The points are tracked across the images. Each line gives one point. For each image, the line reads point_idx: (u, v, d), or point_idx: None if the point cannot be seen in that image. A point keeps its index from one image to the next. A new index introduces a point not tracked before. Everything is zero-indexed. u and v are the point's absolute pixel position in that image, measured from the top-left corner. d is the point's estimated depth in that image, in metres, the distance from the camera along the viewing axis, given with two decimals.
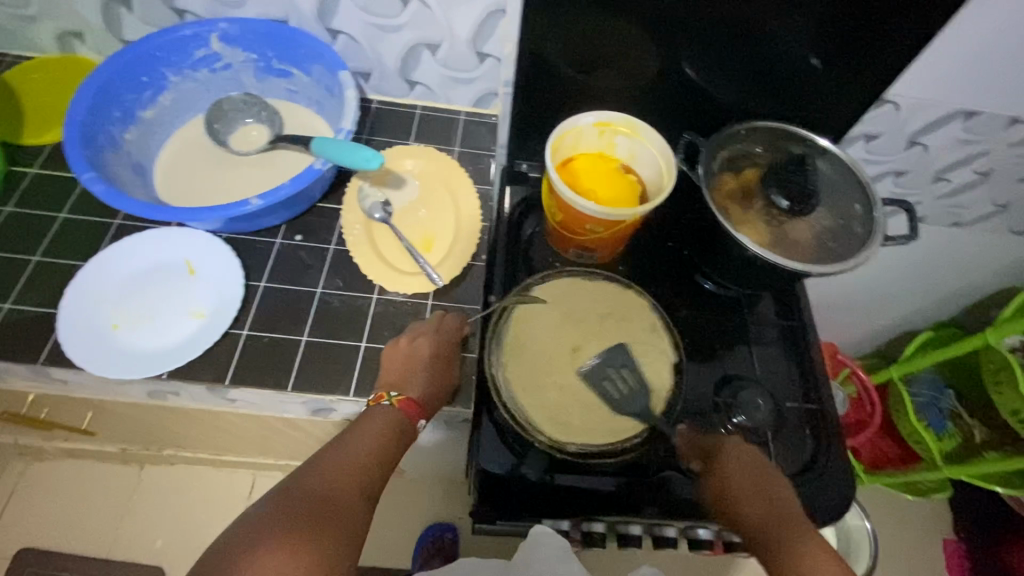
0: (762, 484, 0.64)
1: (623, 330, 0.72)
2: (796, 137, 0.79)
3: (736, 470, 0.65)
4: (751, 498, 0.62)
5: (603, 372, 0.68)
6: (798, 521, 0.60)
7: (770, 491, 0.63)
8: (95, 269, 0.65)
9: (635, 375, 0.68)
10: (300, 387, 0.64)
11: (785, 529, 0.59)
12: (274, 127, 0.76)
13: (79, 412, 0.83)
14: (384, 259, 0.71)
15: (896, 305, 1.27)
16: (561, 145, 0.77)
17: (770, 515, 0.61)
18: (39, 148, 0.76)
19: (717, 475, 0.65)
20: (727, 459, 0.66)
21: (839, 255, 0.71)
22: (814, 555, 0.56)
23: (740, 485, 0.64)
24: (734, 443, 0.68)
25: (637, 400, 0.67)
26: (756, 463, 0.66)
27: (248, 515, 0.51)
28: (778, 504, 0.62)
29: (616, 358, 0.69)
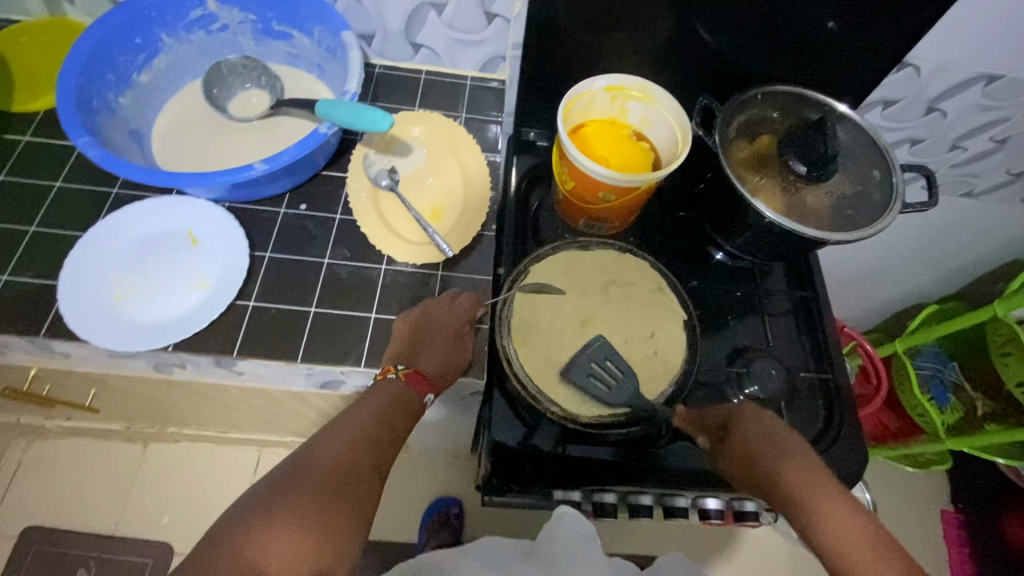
0: (785, 445, 0.62)
1: (632, 299, 0.71)
2: (814, 102, 0.76)
3: (759, 434, 0.63)
4: (779, 458, 0.61)
5: (587, 368, 0.65)
6: (828, 480, 0.59)
7: (794, 450, 0.62)
8: (95, 241, 0.63)
9: (647, 348, 0.69)
10: (309, 359, 0.63)
11: (817, 489, 0.58)
12: (275, 92, 0.74)
13: (82, 388, 0.82)
14: (392, 228, 0.69)
15: (904, 278, 1.26)
16: (571, 111, 0.74)
17: (801, 477, 0.59)
18: (30, 116, 0.73)
19: (738, 444, 0.63)
20: (747, 424, 0.64)
21: (857, 223, 0.69)
22: (848, 517, 0.56)
23: (764, 446, 0.62)
24: (753, 410, 0.66)
25: (627, 389, 0.64)
26: (774, 426, 0.64)
27: (254, 491, 0.52)
28: (807, 462, 0.60)
29: (597, 352, 0.65)
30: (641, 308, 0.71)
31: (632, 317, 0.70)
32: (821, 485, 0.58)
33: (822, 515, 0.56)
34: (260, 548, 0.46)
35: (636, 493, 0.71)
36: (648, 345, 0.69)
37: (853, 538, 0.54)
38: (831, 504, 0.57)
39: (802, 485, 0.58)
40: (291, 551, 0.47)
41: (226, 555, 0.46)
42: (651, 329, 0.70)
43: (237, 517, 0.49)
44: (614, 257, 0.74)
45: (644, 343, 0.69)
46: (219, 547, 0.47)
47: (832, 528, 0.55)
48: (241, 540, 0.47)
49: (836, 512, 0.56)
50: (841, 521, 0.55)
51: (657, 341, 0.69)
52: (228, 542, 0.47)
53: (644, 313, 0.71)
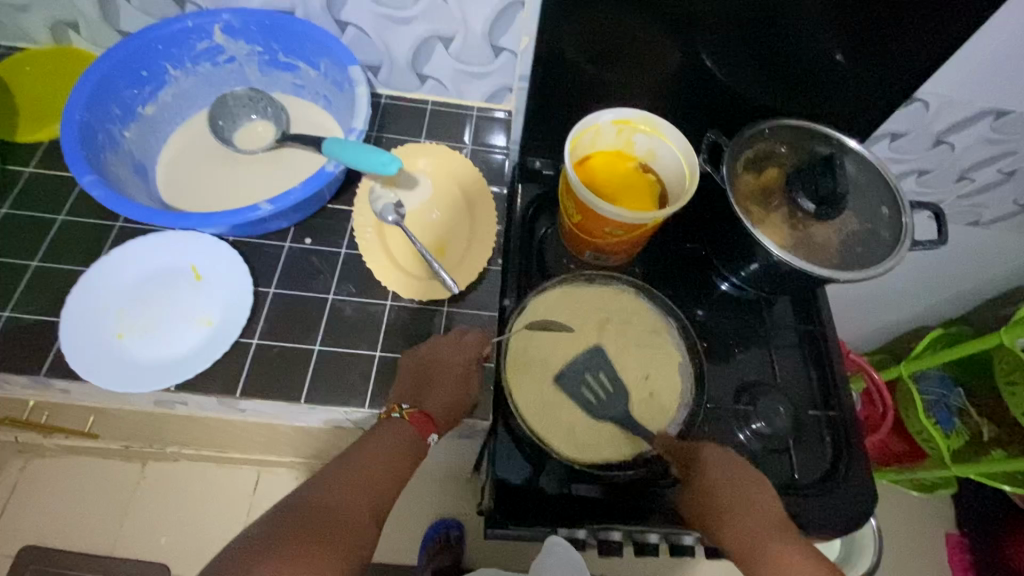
0: (742, 495, 0.63)
1: (625, 337, 0.71)
2: (822, 137, 0.76)
3: (716, 480, 0.64)
4: (734, 507, 0.62)
5: (581, 377, 0.67)
6: (782, 530, 0.60)
7: (750, 498, 0.63)
8: (97, 275, 0.63)
9: (642, 389, 0.68)
10: (312, 399, 0.62)
11: (768, 540, 0.59)
12: (281, 123, 0.73)
13: (81, 416, 0.80)
14: (396, 263, 0.68)
15: (909, 303, 1.26)
16: (578, 144, 0.74)
17: (751, 527, 0.61)
18: (34, 147, 0.72)
19: (699, 487, 0.64)
20: (708, 467, 0.64)
21: (865, 262, 0.69)
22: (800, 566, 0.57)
23: (722, 491, 0.63)
24: (711, 451, 0.65)
25: (613, 406, 0.66)
26: (736, 470, 0.65)
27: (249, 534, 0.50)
28: (763, 513, 0.62)
29: (579, 367, 0.67)
30: (641, 350, 0.70)
31: (629, 357, 0.70)
32: (771, 537, 0.60)
33: (777, 563, 0.58)
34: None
35: (642, 532, 0.67)
36: (644, 386, 0.68)
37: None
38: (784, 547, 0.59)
39: (757, 541, 0.60)
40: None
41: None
42: (645, 371, 0.69)
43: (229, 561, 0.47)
44: (604, 294, 0.73)
45: (640, 384, 0.69)
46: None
47: None
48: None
49: (790, 557, 0.58)
50: (796, 562, 0.57)
51: (652, 383, 0.69)
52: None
53: (639, 352, 0.70)
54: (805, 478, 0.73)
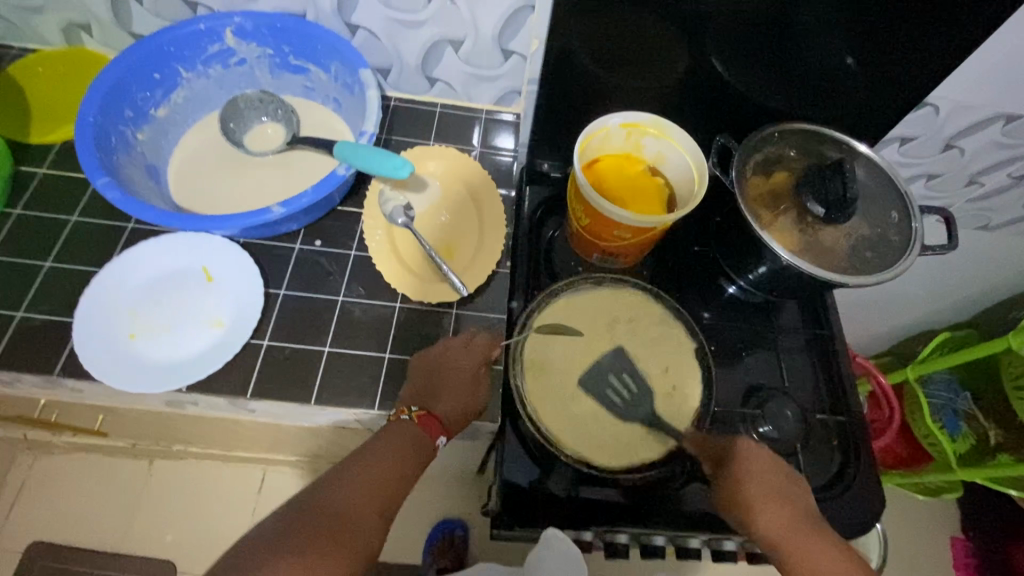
0: (776, 492, 0.62)
1: (644, 336, 0.71)
2: (832, 141, 0.76)
3: (753, 475, 0.63)
4: (769, 501, 0.62)
5: (605, 379, 0.67)
6: (818, 525, 0.61)
7: (786, 494, 0.63)
8: (110, 277, 0.63)
9: (664, 385, 0.69)
10: (322, 400, 0.62)
11: (805, 536, 0.60)
12: (291, 126, 0.73)
13: (91, 414, 0.81)
14: (406, 265, 0.69)
15: (916, 306, 1.25)
16: (587, 147, 0.74)
17: (786, 523, 0.61)
18: (47, 148, 0.73)
19: (733, 480, 0.63)
20: (744, 462, 0.64)
21: (874, 267, 0.69)
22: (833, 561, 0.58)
23: (757, 486, 0.62)
24: (746, 445, 0.65)
25: (640, 405, 0.66)
26: (769, 466, 0.64)
27: (259, 532, 0.51)
28: (796, 513, 0.61)
29: (594, 379, 0.67)
30: (652, 343, 0.71)
31: (646, 352, 0.70)
32: (809, 534, 0.60)
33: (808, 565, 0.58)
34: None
35: (649, 534, 0.68)
36: (665, 382, 0.69)
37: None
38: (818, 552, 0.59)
39: (792, 536, 0.60)
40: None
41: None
42: (665, 364, 0.70)
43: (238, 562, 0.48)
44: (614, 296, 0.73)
45: (661, 380, 0.69)
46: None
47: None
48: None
49: (820, 558, 0.58)
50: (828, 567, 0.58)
51: (672, 376, 0.69)
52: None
53: (656, 350, 0.70)
54: (812, 482, 0.73)
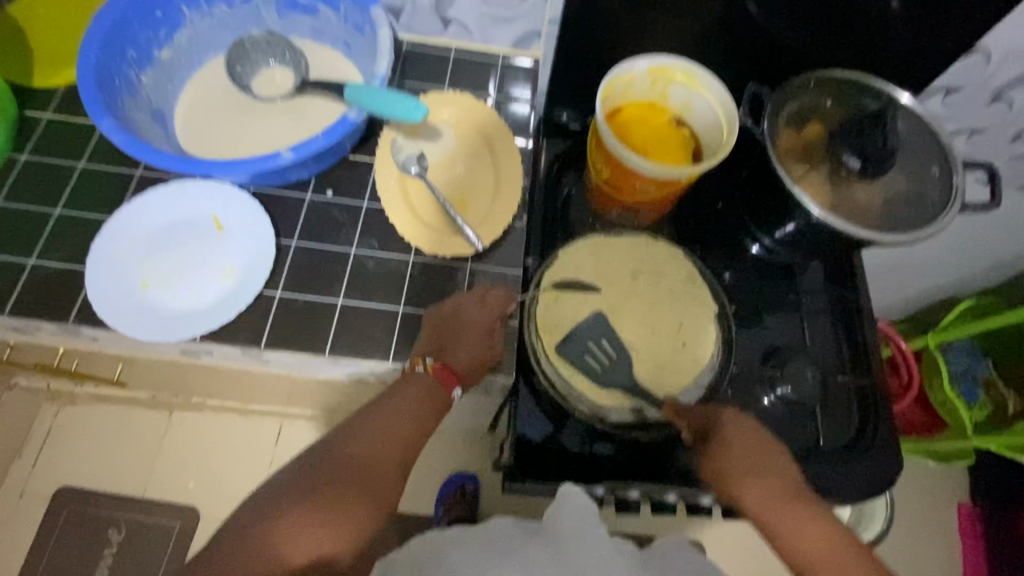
0: (760, 457, 0.61)
1: (656, 290, 0.68)
2: (872, 91, 0.71)
3: (736, 445, 0.61)
4: (753, 473, 0.60)
5: (583, 345, 0.64)
6: (801, 495, 0.58)
7: (768, 463, 0.60)
8: (120, 224, 0.62)
9: (673, 340, 0.66)
10: (336, 352, 0.62)
11: (786, 508, 0.57)
12: (300, 69, 0.69)
13: (109, 364, 0.81)
14: (418, 216, 0.67)
15: (943, 272, 1.21)
16: (609, 94, 0.70)
17: (766, 496, 0.58)
18: (51, 92, 0.71)
19: (716, 448, 0.61)
20: (726, 434, 0.62)
21: (910, 224, 0.65)
22: (815, 532, 0.56)
23: (738, 459, 0.61)
24: (729, 413, 0.63)
25: (620, 371, 0.64)
26: (755, 433, 0.62)
27: (277, 478, 0.51)
28: (783, 478, 0.59)
29: (595, 329, 0.64)
30: (663, 299, 0.68)
31: (664, 303, 0.68)
32: (789, 507, 0.57)
33: (789, 532, 0.56)
34: (284, 546, 0.47)
35: (660, 491, 0.69)
36: (676, 338, 0.67)
37: (815, 550, 0.55)
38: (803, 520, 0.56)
39: (773, 508, 0.58)
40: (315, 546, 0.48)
41: (249, 549, 0.46)
42: (679, 320, 0.67)
43: (259, 506, 0.49)
44: (633, 244, 0.70)
45: (673, 335, 0.67)
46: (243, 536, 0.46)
47: (801, 548, 0.55)
48: (266, 533, 0.47)
49: (803, 531, 0.56)
50: (807, 532, 0.56)
51: (685, 332, 0.67)
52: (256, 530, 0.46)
53: (669, 302, 0.68)
54: (828, 444, 0.72)
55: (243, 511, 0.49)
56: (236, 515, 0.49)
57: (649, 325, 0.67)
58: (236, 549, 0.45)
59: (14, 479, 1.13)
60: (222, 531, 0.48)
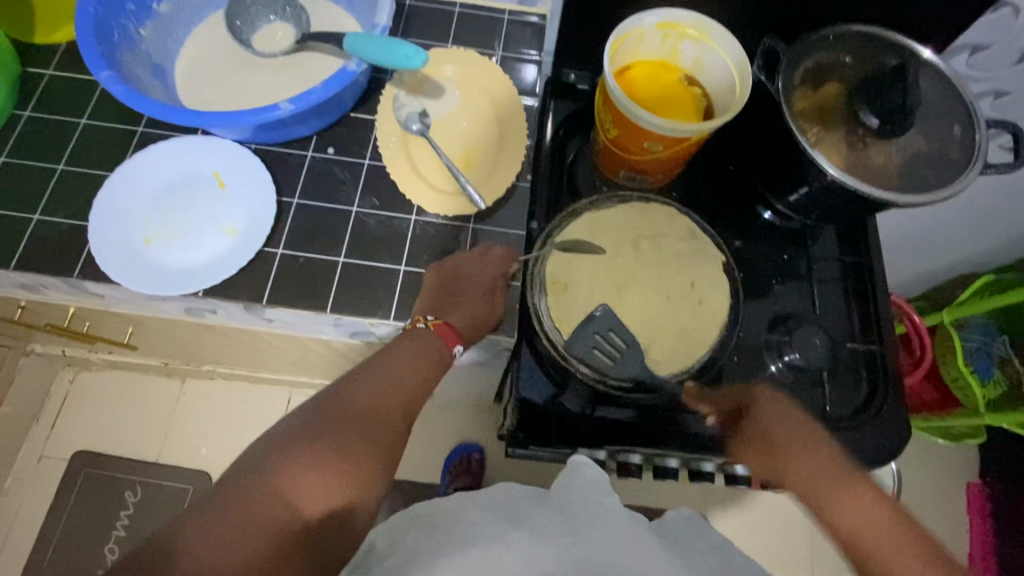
0: (801, 438, 0.61)
1: (666, 252, 0.68)
2: (893, 47, 0.67)
3: (774, 422, 0.62)
4: (797, 451, 0.60)
5: (592, 339, 0.62)
6: (850, 473, 0.58)
7: (811, 440, 0.60)
8: (122, 180, 0.62)
9: (689, 300, 0.66)
10: (337, 309, 0.61)
11: (836, 485, 0.57)
12: (301, 25, 0.68)
13: (120, 325, 0.82)
14: (422, 176, 0.66)
15: (962, 246, 1.17)
16: (619, 51, 0.68)
17: (815, 474, 0.58)
18: (53, 49, 0.70)
19: (754, 430, 0.63)
20: (764, 413, 0.63)
21: (929, 185, 0.63)
22: (867, 507, 0.55)
23: (780, 435, 0.62)
24: (765, 393, 0.65)
25: (633, 359, 0.62)
26: (795, 411, 0.63)
27: (278, 430, 0.51)
28: (829, 457, 0.59)
29: (603, 321, 0.62)
30: (676, 258, 0.67)
31: (677, 263, 0.67)
32: (840, 483, 0.57)
33: (842, 513, 0.56)
34: (294, 493, 0.47)
35: (662, 456, 0.69)
36: (691, 296, 0.66)
37: (869, 527, 0.54)
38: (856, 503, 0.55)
39: (822, 485, 0.57)
40: (325, 493, 0.49)
41: (259, 494, 0.46)
42: (691, 278, 0.67)
43: (262, 455, 0.49)
44: (640, 210, 0.69)
45: (687, 295, 0.66)
46: (244, 484, 0.47)
47: (853, 524, 0.55)
48: (267, 481, 0.47)
49: (853, 507, 0.55)
50: (859, 516, 0.55)
51: (699, 290, 0.66)
52: (256, 479, 0.47)
53: (682, 262, 0.67)
54: (835, 411, 0.71)
55: (244, 460, 0.49)
56: (238, 463, 0.50)
57: (661, 289, 0.66)
58: (236, 496, 0.46)
59: (33, 442, 1.16)
60: (225, 477, 0.48)
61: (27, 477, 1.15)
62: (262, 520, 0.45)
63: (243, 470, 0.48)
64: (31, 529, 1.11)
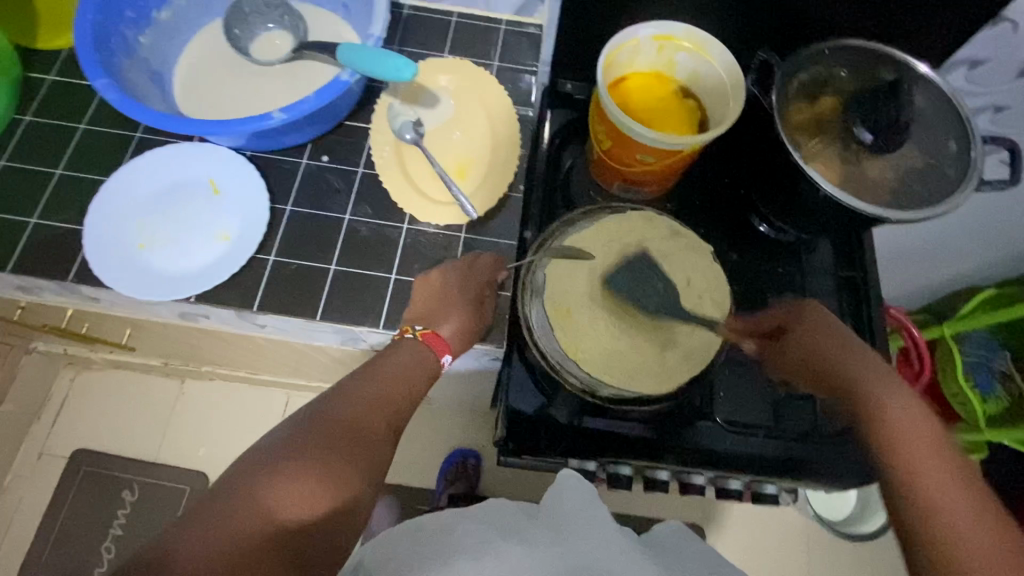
0: (851, 350, 0.58)
1: (660, 249, 0.65)
2: (891, 61, 0.67)
3: (818, 342, 0.59)
4: (838, 359, 0.57)
5: (583, 352, 0.61)
6: (892, 387, 0.54)
7: (858, 350, 0.57)
8: (117, 187, 0.63)
9: (688, 298, 0.63)
10: (328, 317, 0.62)
11: (881, 396, 0.53)
12: (298, 33, 0.69)
13: (119, 327, 0.83)
14: (415, 186, 0.66)
15: (964, 259, 1.16)
16: (613, 62, 0.68)
17: (854, 377, 0.56)
18: (54, 55, 0.71)
19: (798, 342, 0.60)
20: (807, 331, 0.60)
21: (922, 202, 0.63)
22: (909, 433, 0.51)
23: (822, 352, 0.58)
24: (814, 311, 0.62)
25: (627, 376, 0.61)
26: (841, 328, 0.60)
27: (264, 437, 0.52)
28: (872, 366, 0.56)
29: (597, 333, 0.61)
30: (672, 255, 0.64)
31: (671, 263, 0.64)
32: (883, 397, 0.53)
33: (885, 403, 0.53)
34: (275, 497, 0.46)
35: (653, 467, 0.68)
36: (688, 293, 0.63)
37: (921, 461, 0.49)
38: (891, 393, 0.54)
39: (859, 391, 0.55)
40: (308, 496, 0.48)
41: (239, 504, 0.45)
42: (687, 276, 0.64)
43: (247, 464, 0.49)
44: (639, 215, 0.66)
45: (684, 292, 0.63)
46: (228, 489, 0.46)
47: (941, 493, 0.46)
48: (250, 487, 0.46)
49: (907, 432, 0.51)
50: (909, 437, 0.50)
51: (696, 287, 0.64)
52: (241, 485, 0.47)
53: (678, 258, 0.64)
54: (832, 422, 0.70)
55: (230, 466, 0.50)
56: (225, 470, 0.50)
57: (660, 291, 0.62)
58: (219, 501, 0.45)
59: (35, 440, 1.17)
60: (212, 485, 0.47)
61: (27, 475, 1.15)
62: (242, 525, 0.44)
63: (229, 476, 0.48)
64: (29, 527, 1.12)
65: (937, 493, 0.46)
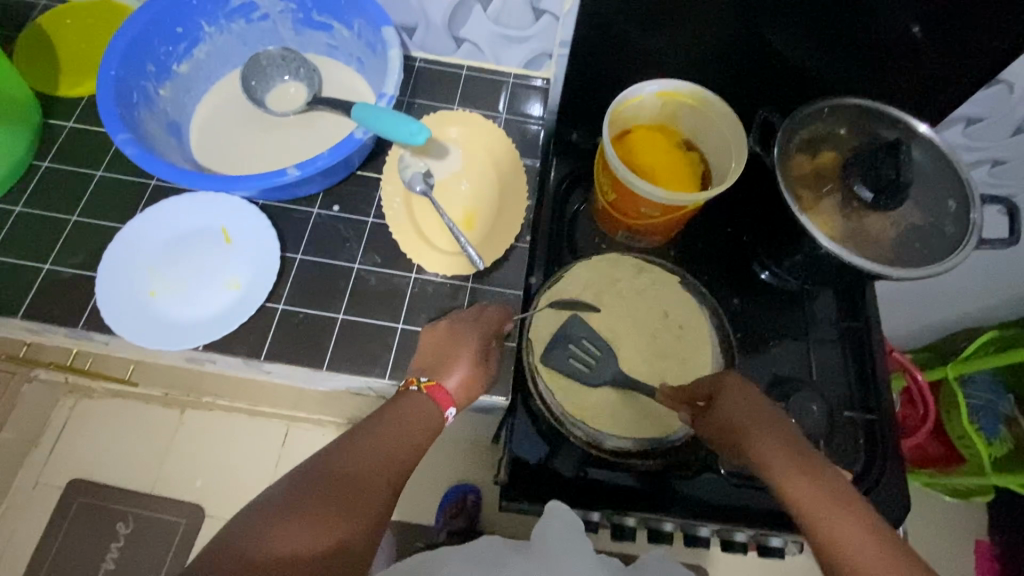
0: (767, 424, 0.56)
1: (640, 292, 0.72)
2: (886, 119, 0.69)
3: (737, 411, 0.57)
4: (766, 431, 0.55)
5: (582, 395, 0.67)
6: (809, 466, 0.50)
7: (773, 423, 0.56)
8: (132, 235, 0.64)
9: (670, 330, 0.70)
10: (335, 366, 0.62)
11: (779, 461, 0.52)
12: (313, 85, 0.71)
13: (122, 364, 0.82)
14: (423, 235, 0.67)
15: (965, 301, 1.17)
16: (618, 116, 0.70)
17: (762, 449, 0.54)
18: (74, 102, 0.73)
19: (718, 417, 0.58)
20: (729, 403, 0.58)
21: (923, 259, 0.63)
22: (805, 488, 0.49)
23: (742, 418, 0.57)
24: (734, 379, 0.60)
25: (625, 417, 0.67)
26: (758, 395, 0.59)
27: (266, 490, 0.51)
28: (793, 441, 0.54)
29: (596, 376, 0.67)
30: (649, 292, 0.72)
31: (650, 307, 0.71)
32: (777, 462, 0.52)
33: (783, 484, 0.50)
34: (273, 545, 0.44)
35: (657, 521, 0.67)
36: (670, 325, 0.70)
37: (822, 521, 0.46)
38: (796, 481, 0.50)
39: (769, 461, 0.53)
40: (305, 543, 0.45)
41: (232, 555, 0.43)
42: (664, 309, 0.71)
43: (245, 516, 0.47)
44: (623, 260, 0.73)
45: (666, 325, 0.71)
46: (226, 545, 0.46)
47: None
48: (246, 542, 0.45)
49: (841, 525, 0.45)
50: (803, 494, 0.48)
51: (674, 319, 0.71)
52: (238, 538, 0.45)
53: (656, 294, 0.72)
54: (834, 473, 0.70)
55: None
56: None
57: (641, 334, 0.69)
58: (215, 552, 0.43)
59: (30, 469, 1.16)
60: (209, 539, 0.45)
61: (20, 507, 1.14)
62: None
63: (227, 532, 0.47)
64: (20, 561, 1.10)
65: (851, 552, 0.43)
